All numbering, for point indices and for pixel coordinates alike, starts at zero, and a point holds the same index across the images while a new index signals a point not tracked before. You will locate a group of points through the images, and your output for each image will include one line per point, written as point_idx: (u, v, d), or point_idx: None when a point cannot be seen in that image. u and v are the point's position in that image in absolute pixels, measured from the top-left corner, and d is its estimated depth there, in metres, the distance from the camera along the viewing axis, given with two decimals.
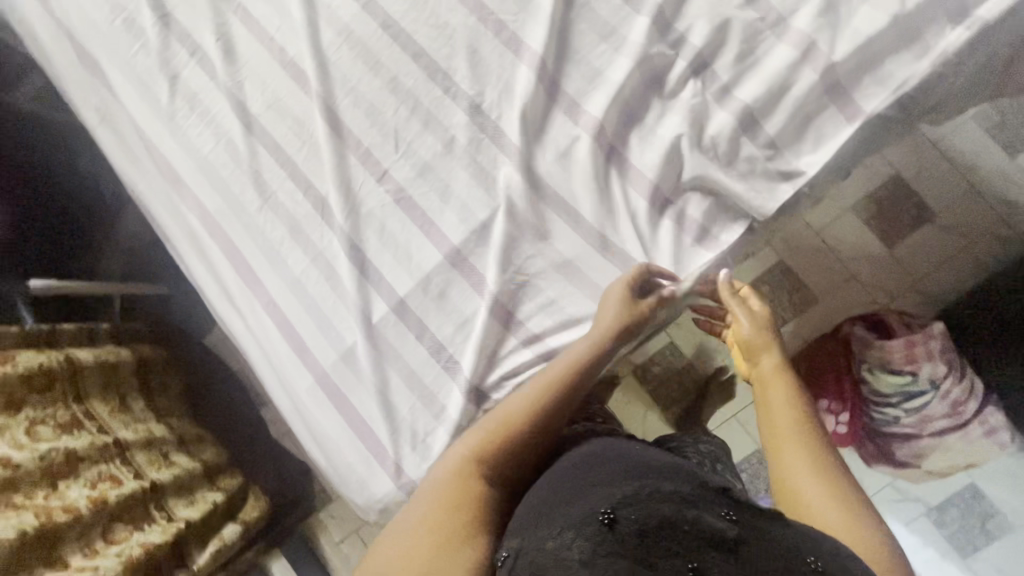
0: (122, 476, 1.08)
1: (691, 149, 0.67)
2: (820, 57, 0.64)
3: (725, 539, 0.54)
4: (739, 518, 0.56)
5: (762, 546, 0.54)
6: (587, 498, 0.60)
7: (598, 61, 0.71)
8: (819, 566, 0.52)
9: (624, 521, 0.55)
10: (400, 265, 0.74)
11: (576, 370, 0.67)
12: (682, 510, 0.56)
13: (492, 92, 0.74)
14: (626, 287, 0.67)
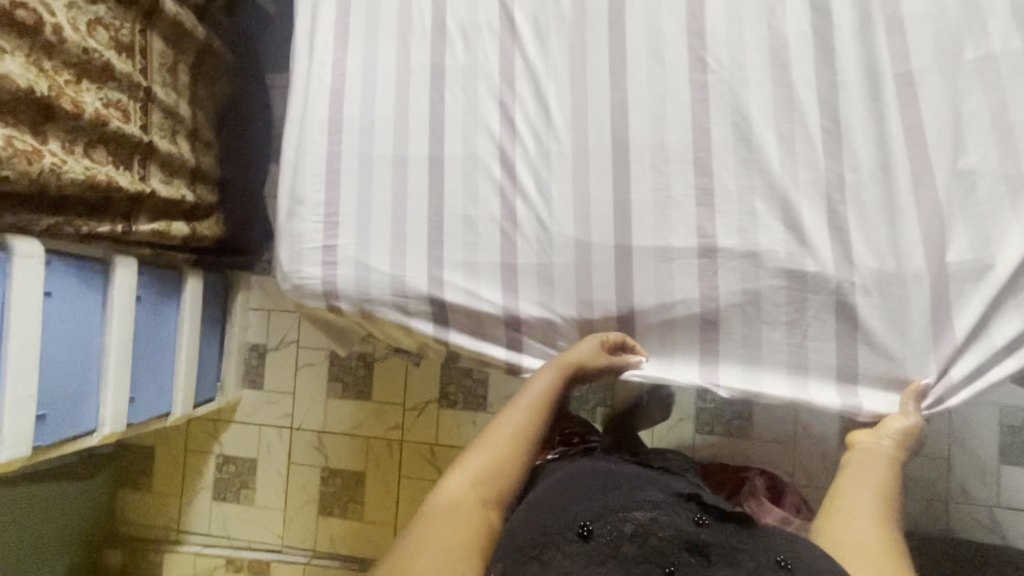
0: (131, 116, 1.13)
1: (756, 216, 0.66)
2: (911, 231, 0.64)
3: (697, 541, 0.58)
4: (707, 522, 0.61)
5: (732, 549, 0.58)
6: (572, 506, 0.63)
7: (749, 86, 0.68)
8: (788, 565, 0.55)
9: (602, 530, 0.59)
10: (460, 122, 0.74)
11: (545, 402, 0.70)
12: (652, 514, 0.61)
13: (643, 41, 0.71)
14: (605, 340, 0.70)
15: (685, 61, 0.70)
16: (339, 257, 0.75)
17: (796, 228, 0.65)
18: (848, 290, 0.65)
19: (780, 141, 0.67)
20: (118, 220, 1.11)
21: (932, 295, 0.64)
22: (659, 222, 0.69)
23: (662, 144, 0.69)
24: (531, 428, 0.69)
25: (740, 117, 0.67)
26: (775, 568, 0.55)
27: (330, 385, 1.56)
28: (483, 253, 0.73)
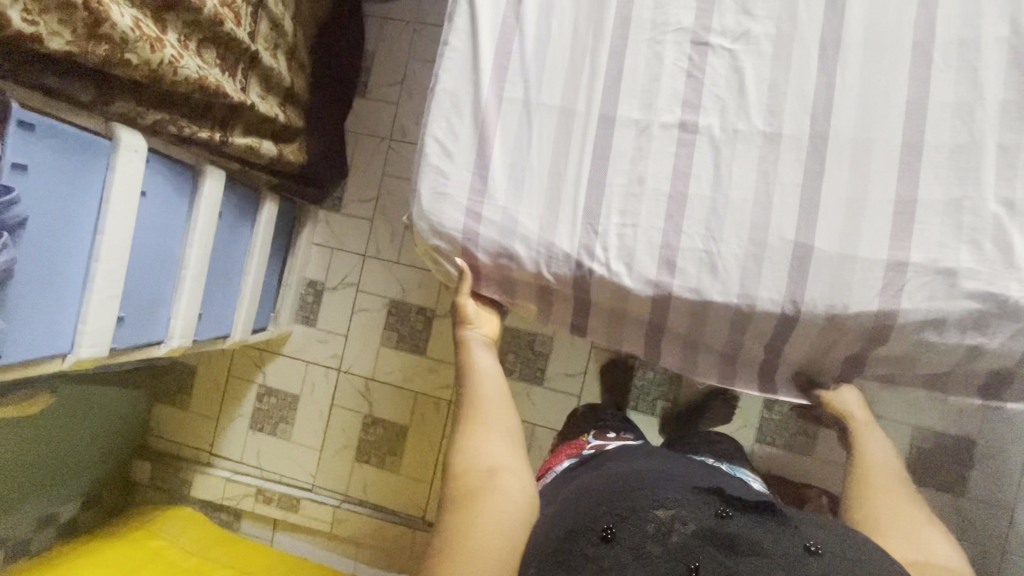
0: (242, 21, 1.05)
1: (963, 232, 0.61)
2: None
3: (722, 536, 0.56)
4: (730, 514, 0.59)
5: (760, 544, 0.56)
6: (590, 510, 0.61)
7: (978, 92, 0.62)
8: (815, 551, 0.56)
9: (625, 531, 0.57)
10: (643, 82, 0.68)
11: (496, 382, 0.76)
12: (671, 513, 0.58)
13: (863, 28, 0.65)
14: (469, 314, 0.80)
15: (908, 53, 0.64)
16: (486, 201, 0.70)
17: (1007, 250, 0.60)
18: None
19: (1002, 156, 0.61)
20: (216, 128, 1.06)
21: None
22: (852, 221, 0.63)
23: (868, 139, 0.63)
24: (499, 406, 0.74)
25: (961, 124, 0.62)
26: (805, 553, 0.56)
27: (384, 333, 1.52)
28: (647, 223, 0.67)
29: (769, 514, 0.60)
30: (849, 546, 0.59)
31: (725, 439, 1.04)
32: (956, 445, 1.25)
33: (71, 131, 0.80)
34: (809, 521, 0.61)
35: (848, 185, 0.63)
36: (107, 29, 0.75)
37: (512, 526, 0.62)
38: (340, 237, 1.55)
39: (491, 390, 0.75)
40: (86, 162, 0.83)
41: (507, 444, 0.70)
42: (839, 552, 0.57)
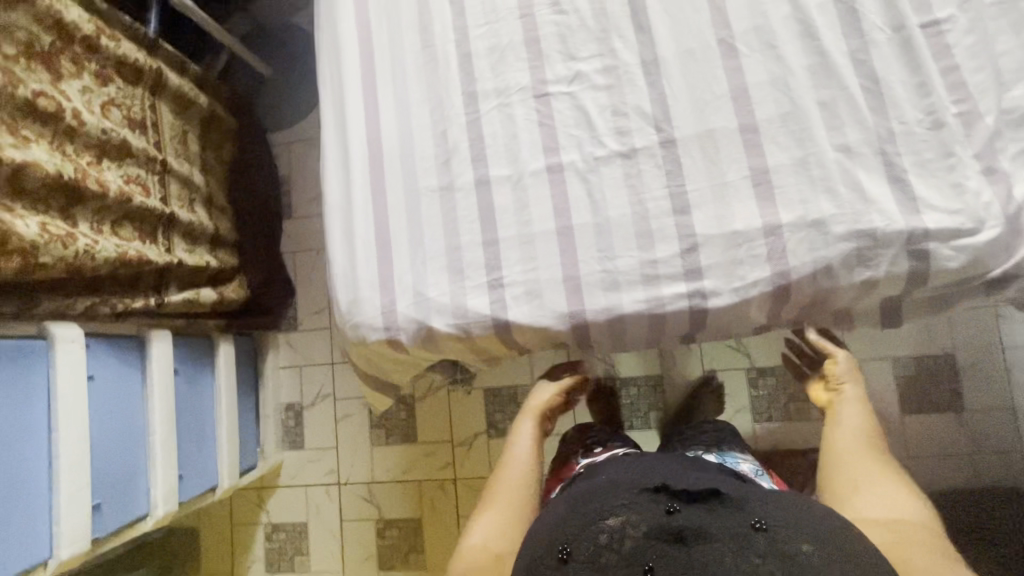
0: (151, 190, 1.13)
1: (818, 185, 0.66)
2: (1001, 182, 0.63)
3: (671, 530, 0.61)
4: (676, 507, 0.63)
5: (709, 532, 0.60)
6: (549, 532, 0.66)
7: (786, 66, 0.69)
8: (762, 526, 0.60)
9: (581, 549, 0.62)
10: (504, 143, 0.75)
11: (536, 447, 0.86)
12: (621, 521, 0.63)
13: (673, 43, 0.73)
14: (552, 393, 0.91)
15: (716, 50, 0.71)
16: (397, 288, 0.74)
17: (859, 189, 0.65)
18: (936, 241, 0.63)
19: (824, 109, 0.68)
20: (150, 294, 1.10)
21: (1015, 227, 0.62)
22: (720, 206, 0.69)
23: (709, 132, 0.70)
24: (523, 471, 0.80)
25: (783, 96, 0.69)
26: (752, 530, 0.60)
27: (372, 433, 1.52)
28: (544, 264, 0.71)
29: (714, 498, 0.65)
30: (801, 519, 0.62)
31: (721, 429, 1.06)
32: (937, 364, 1.27)
33: (6, 343, 0.84)
34: (758, 498, 0.65)
35: (706, 176, 0.69)
36: (15, 243, 0.82)
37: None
38: (304, 352, 1.57)
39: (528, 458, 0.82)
40: (27, 368, 0.87)
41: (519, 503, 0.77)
42: (788, 524, 0.61)
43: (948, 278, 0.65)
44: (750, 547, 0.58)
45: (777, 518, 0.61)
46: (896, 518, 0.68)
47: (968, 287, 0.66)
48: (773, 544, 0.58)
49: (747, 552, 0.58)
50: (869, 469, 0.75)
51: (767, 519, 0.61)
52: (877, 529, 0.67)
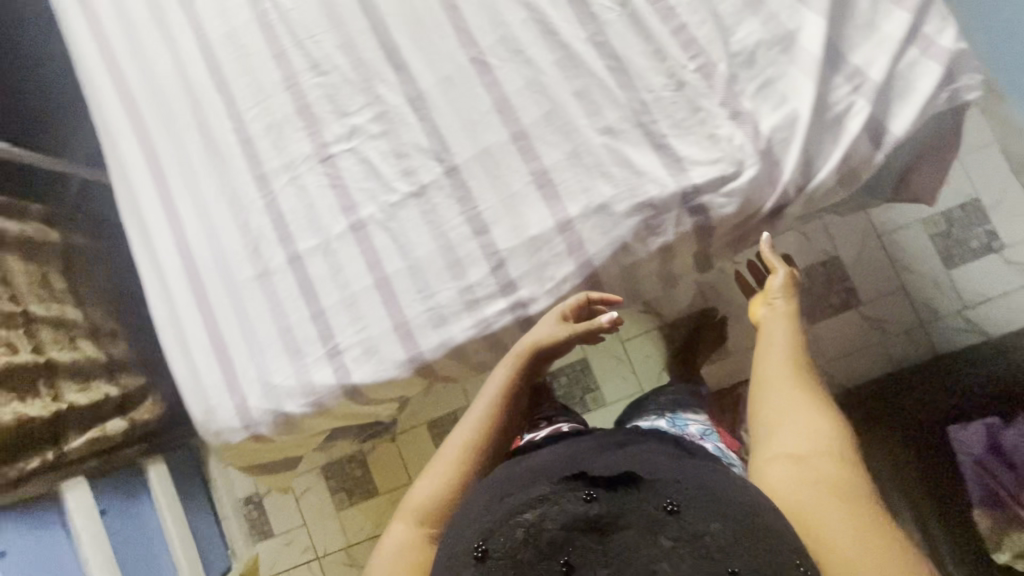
0: (19, 345, 1.06)
1: (593, 171, 0.69)
2: (748, 121, 0.66)
3: (590, 521, 0.53)
4: (595, 495, 0.54)
5: (625, 519, 0.53)
6: (466, 522, 0.57)
7: (537, 67, 0.71)
8: (676, 509, 0.53)
9: (498, 547, 0.53)
10: (304, 215, 0.75)
11: (503, 399, 0.70)
12: (540, 513, 0.54)
13: (431, 74, 0.74)
14: (557, 326, 0.67)
15: (472, 70, 0.73)
16: (243, 385, 0.75)
17: (630, 164, 0.68)
18: (709, 193, 0.66)
19: (581, 98, 0.70)
20: (47, 448, 1.08)
21: (773, 159, 0.65)
22: (514, 217, 0.71)
23: (485, 149, 0.72)
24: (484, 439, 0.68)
25: (541, 96, 0.71)
26: (666, 514, 0.53)
27: (335, 498, 1.50)
28: (373, 320, 0.73)
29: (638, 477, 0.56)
30: (718, 489, 0.54)
31: (679, 391, 1.09)
32: (828, 268, 1.32)
33: None
34: (676, 474, 0.57)
35: (494, 192, 0.71)
36: None
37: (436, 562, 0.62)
38: None
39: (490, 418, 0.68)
40: None
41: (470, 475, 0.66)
42: (700, 498, 0.53)
43: (734, 221, 0.68)
44: (661, 540, 0.51)
45: (697, 496, 0.53)
46: (807, 457, 0.59)
47: (756, 222, 0.69)
48: (685, 530, 0.51)
49: (661, 542, 0.51)
50: (784, 398, 0.65)
51: (686, 497, 0.54)
52: (786, 471, 0.59)
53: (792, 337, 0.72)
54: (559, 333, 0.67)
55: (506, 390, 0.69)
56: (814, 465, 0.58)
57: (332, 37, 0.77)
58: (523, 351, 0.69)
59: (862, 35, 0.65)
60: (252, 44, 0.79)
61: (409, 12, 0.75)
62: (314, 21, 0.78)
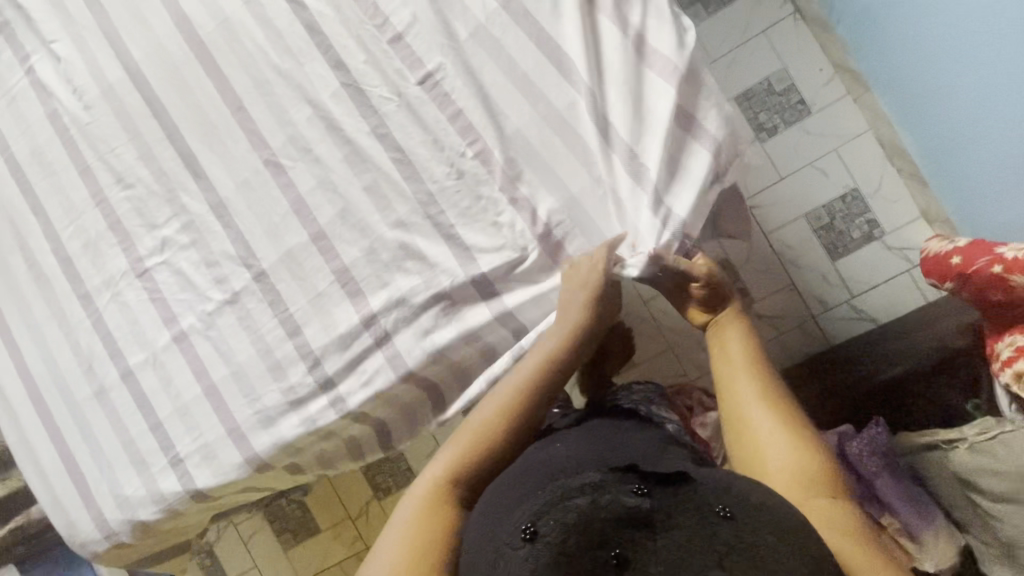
0: None
1: (391, 265, 0.70)
2: (527, 204, 0.67)
3: (639, 516, 0.50)
4: (647, 489, 0.52)
5: (680, 515, 0.50)
6: (518, 508, 0.55)
7: (326, 165, 0.71)
8: (728, 514, 0.50)
9: (547, 528, 0.50)
10: (129, 330, 0.76)
11: (547, 366, 0.65)
12: (593, 500, 0.51)
13: (229, 179, 0.74)
14: (593, 275, 0.64)
15: (267, 172, 0.73)
16: (99, 499, 0.78)
17: (423, 256, 0.69)
18: (502, 277, 0.68)
19: (372, 193, 0.70)
20: None
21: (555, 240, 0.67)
22: (323, 317, 0.72)
23: (288, 252, 0.72)
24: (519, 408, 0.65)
25: (334, 194, 0.71)
26: (717, 518, 0.49)
27: (282, 538, 1.49)
28: (207, 427, 0.75)
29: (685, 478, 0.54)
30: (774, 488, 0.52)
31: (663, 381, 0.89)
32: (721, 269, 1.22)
33: None
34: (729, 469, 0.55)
35: (302, 293, 0.72)
36: None
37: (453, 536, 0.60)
38: None
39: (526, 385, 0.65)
40: None
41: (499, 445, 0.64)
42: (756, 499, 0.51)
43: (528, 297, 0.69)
44: (718, 538, 0.48)
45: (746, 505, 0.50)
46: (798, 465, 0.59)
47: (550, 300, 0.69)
48: (738, 535, 0.48)
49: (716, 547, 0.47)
50: (760, 408, 0.63)
51: (734, 504, 0.51)
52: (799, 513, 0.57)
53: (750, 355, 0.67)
54: (596, 292, 0.65)
55: (546, 360, 0.65)
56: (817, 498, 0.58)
57: (131, 149, 0.77)
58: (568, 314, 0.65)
59: (629, 108, 0.65)
60: (57, 162, 0.79)
61: (200, 118, 0.75)
62: (112, 134, 0.77)
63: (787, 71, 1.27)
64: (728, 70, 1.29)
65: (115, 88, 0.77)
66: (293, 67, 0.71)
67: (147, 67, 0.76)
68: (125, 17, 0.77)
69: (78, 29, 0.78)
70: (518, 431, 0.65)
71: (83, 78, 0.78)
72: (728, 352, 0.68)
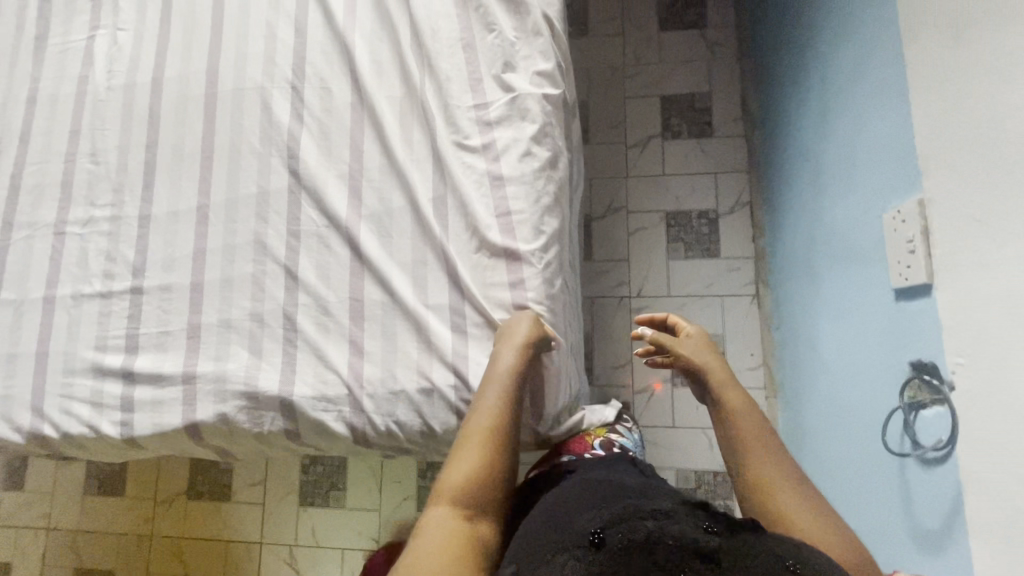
0: None
1: (232, 342, 0.78)
2: (358, 360, 0.74)
3: (704, 551, 0.45)
4: (717, 527, 0.47)
5: (751, 559, 0.44)
6: (579, 521, 0.52)
7: (239, 235, 0.81)
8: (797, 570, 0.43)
9: (612, 537, 0.47)
10: (19, 270, 0.86)
11: (513, 388, 0.66)
12: (663, 523, 0.47)
13: (166, 201, 0.85)
14: (535, 316, 0.71)
15: (194, 215, 0.84)
16: None
17: (260, 352, 0.77)
18: (306, 407, 0.73)
19: (253, 281, 0.79)
20: None
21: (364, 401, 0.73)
22: (159, 350, 0.79)
23: (167, 285, 0.81)
24: (501, 424, 0.64)
25: (229, 261, 0.81)
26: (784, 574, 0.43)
27: (88, 481, 1.50)
28: (18, 383, 0.82)
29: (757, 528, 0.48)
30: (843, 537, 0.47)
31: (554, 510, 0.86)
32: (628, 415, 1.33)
33: None
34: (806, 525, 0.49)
35: (157, 322, 0.80)
36: None
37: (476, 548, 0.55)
38: None
39: (505, 402, 0.65)
40: None
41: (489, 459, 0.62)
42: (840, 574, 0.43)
43: (319, 433, 0.74)
44: None
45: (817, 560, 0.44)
46: (806, 495, 0.60)
47: (339, 445, 0.76)
48: None
49: None
50: (749, 419, 0.69)
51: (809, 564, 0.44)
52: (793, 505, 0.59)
53: (739, 391, 0.72)
54: (545, 331, 0.71)
55: (514, 381, 0.66)
56: (813, 507, 0.59)
57: (116, 138, 0.89)
58: (528, 345, 0.69)
59: (477, 335, 0.73)
60: (61, 115, 0.92)
61: (176, 145, 0.87)
62: (111, 118, 0.90)
63: (723, 339, 1.36)
64: (677, 309, 1.38)
65: (137, 87, 0.91)
66: (264, 152, 0.84)
67: (167, 87, 0.90)
68: (176, 44, 0.91)
69: (142, 30, 0.94)
70: (508, 445, 0.64)
71: (121, 66, 0.93)
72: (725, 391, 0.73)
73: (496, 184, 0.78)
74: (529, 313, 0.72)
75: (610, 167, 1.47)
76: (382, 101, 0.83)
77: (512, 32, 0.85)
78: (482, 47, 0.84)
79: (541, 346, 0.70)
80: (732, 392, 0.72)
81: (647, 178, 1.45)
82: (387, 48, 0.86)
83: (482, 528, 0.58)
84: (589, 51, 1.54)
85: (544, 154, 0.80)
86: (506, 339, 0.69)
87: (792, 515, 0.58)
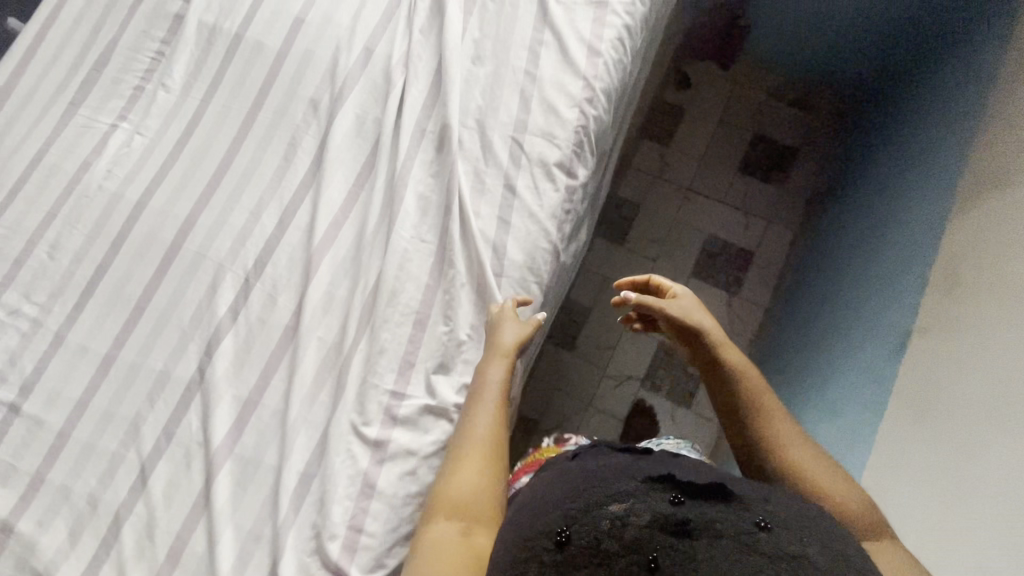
0: None
1: (63, 512, 0.77)
2: None
3: (676, 523, 0.55)
4: (681, 499, 0.58)
5: (718, 529, 0.55)
6: (545, 508, 0.60)
7: (124, 405, 0.81)
8: (766, 526, 0.55)
9: (579, 534, 0.56)
10: None
11: (500, 390, 0.74)
12: (624, 504, 0.57)
13: (85, 332, 0.85)
14: (515, 306, 0.79)
15: (99, 360, 0.83)
16: None
17: (77, 539, 0.76)
18: None
19: (110, 462, 0.78)
20: None
21: None
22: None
23: (40, 420, 0.81)
24: (490, 423, 0.71)
25: (102, 428, 0.80)
26: (754, 529, 0.55)
27: None
28: None
29: (723, 493, 0.59)
30: (808, 517, 0.57)
31: None
32: None
33: None
34: (764, 494, 0.60)
35: (13, 452, 0.80)
36: None
37: (480, 547, 0.60)
38: None
39: (492, 406, 0.72)
40: None
41: (484, 463, 0.67)
42: (793, 525, 0.56)
43: None
44: (760, 551, 0.53)
45: (779, 516, 0.56)
46: (826, 466, 0.67)
47: None
48: (777, 546, 0.53)
49: (754, 555, 0.52)
50: (771, 399, 0.74)
51: (775, 520, 0.56)
52: (825, 472, 0.67)
53: (751, 366, 0.76)
54: (530, 331, 0.79)
55: (501, 386, 0.74)
56: (839, 475, 0.66)
57: (79, 242, 0.90)
58: (511, 351, 0.76)
59: None
60: (49, 192, 0.93)
61: (122, 280, 0.87)
62: (85, 220, 0.91)
63: None
64: None
65: (122, 201, 0.91)
66: (187, 333, 0.83)
67: (145, 216, 0.90)
68: (176, 178, 0.92)
69: (157, 146, 0.95)
70: (500, 442, 0.71)
71: (121, 172, 0.94)
72: (741, 363, 0.76)
73: (365, 490, 0.74)
74: (513, 312, 0.79)
75: (579, 386, 1.40)
76: (311, 341, 0.81)
77: (466, 330, 0.81)
78: (429, 334, 0.81)
79: (523, 344, 0.78)
80: (746, 367, 0.76)
81: (608, 415, 1.38)
82: (346, 284, 0.84)
83: (482, 536, 0.62)
84: (616, 258, 1.49)
85: (429, 476, 0.76)
86: (494, 330, 0.78)
87: (816, 492, 0.65)
